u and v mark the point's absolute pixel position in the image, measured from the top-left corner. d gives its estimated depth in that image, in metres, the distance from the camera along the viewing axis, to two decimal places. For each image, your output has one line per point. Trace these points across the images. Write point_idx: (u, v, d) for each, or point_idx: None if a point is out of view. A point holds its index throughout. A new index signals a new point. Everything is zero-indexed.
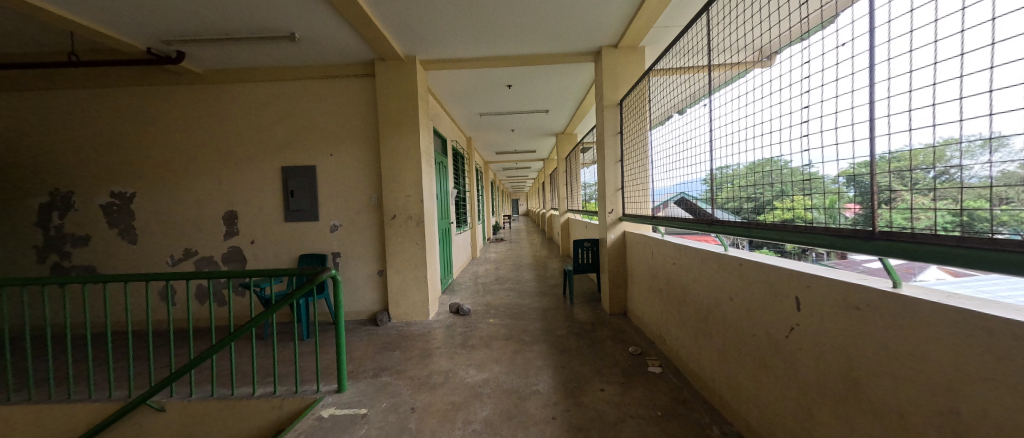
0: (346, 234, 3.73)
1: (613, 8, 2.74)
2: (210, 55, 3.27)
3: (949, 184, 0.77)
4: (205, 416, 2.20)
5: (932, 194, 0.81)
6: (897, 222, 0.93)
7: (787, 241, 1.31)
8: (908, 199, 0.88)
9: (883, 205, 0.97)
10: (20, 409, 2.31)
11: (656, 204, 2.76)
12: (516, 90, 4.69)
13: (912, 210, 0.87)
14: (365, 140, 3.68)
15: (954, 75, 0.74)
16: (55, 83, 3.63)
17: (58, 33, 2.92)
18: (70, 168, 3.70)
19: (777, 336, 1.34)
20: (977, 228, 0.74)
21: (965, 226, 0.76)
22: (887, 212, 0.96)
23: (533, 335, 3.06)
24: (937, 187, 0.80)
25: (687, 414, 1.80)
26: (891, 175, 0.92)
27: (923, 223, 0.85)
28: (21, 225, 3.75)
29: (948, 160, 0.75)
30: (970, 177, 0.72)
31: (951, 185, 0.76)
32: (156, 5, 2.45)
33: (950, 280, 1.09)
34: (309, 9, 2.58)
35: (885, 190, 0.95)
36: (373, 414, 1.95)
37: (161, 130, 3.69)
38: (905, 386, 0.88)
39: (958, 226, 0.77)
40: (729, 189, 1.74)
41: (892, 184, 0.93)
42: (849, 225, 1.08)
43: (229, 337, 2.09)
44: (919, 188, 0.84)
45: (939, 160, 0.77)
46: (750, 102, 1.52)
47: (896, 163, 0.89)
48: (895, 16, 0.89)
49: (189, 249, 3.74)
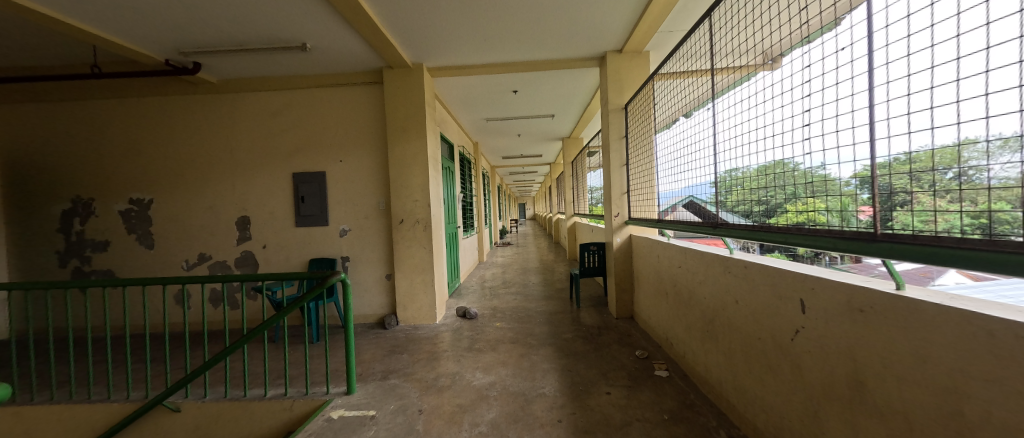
0: (355, 239, 3.79)
1: (617, 14, 2.78)
2: (226, 66, 3.39)
3: (963, 187, 0.75)
4: (218, 416, 2.26)
5: (948, 195, 0.80)
6: (910, 224, 0.90)
7: (798, 245, 1.30)
8: (927, 202, 0.85)
9: (897, 207, 0.94)
10: (43, 408, 2.40)
11: (662, 208, 2.75)
12: (522, 95, 4.75)
13: (931, 212, 0.84)
14: (373, 146, 3.76)
15: (950, 79, 0.75)
16: (78, 95, 3.78)
17: (82, 47, 3.06)
18: (92, 176, 3.85)
19: (783, 339, 1.34)
20: (1000, 231, 0.72)
21: (986, 229, 0.74)
22: (899, 214, 0.93)
23: (539, 339, 3.07)
24: (956, 189, 0.77)
25: (694, 417, 1.79)
26: (902, 177, 0.89)
27: (940, 227, 0.83)
28: (44, 231, 3.89)
29: (964, 161, 0.74)
30: (987, 179, 0.71)
31: (967, 188, 0.75)
32: (175, 18, 2.55)
33: (968, 285, 1.09)
34: (320, 20, 2.67)
35: (900, 192, 0.91)
36: (383, 416, 1.98)
37: (177, 138, 3.81)
38: (908, 387, 0.88)
39: (978, 229, 0.76)
40: (738, 192, 1.71)
41: (906, 185, 0.89)
42: (862, 229, 1.05)
43: (243, 339, 2.13)
44: (936, 190, 0.81)
45: (954, 162, 0.75)
46: (753, 106, 1.54)
47: (905, 166, 0.87)
48: (890, 21, 0.91)
49: (204, 254, 3.84)
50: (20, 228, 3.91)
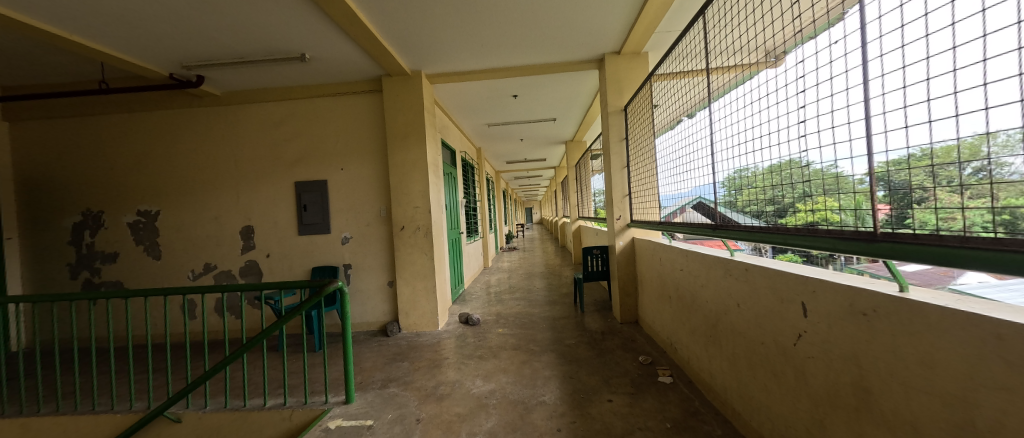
0: (357, 246, 3.80)
1: (613, 17, 2.78)
2: (229, 78, 3.46)
3: (986, 181, 0.68)
4: (219, 428, 2.26)
5: (967, 191, 0.72)
6: (928, 222, 0.83)
7: (814, 247, 1.22)
8: (939, 197, 0.78)
9: (913, 205, 0.87)
10: (48, 419, 2.42)
11: (667, 211, 2.69)
12: (523, 99, 4.77)
13: (945, 209, 0.78)
14: (374, 153, 3.78)
15: (947, 70, 0.72)
16: (87, 110, 3.88)
17: (90, 63, 3.15)
18: (101, 189, 3.93)
19: (786, 344, 1.30)
20: (1019, 228, 0.66)
21: (1008, 225, 0.66)
22: (917, 211, 0.86)
23: (541, 345, 3.03)
24: (972, 184, 0.70)
25: (698, 426, 1.74)
26: (910, 172, 0.84)
27: (958, 224, 0.76)
28: (56, 244, 3.97)
29: (986, 155, 0.66)
30: (1009, 174, 0.63)
31: (989, 182, 0.67)
32: (174, 32, 2.60)
33: (994, 283, 1.02)
34: (317, 31, 2.70)
35: (917, 189, 0.84)
36: (379, 425, 1.96)
37: (182, 149, 3.88)
38: (915, 394, 0.84)
39: (999, 226, 0.68)
40: (748, 192, 1.61)
41: (920, 182, 0.82)
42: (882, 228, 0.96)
43: (241, 349, 2.10)
44: (952, 186, 0.74)
45: (975, 156, 0.68)
46: (750, 103, 1.52)
47: (915, 164, 0.82)
48: (885, 11, 0.87)
49: (209, 264, 3.88)
50: (32, 240, 4.00)
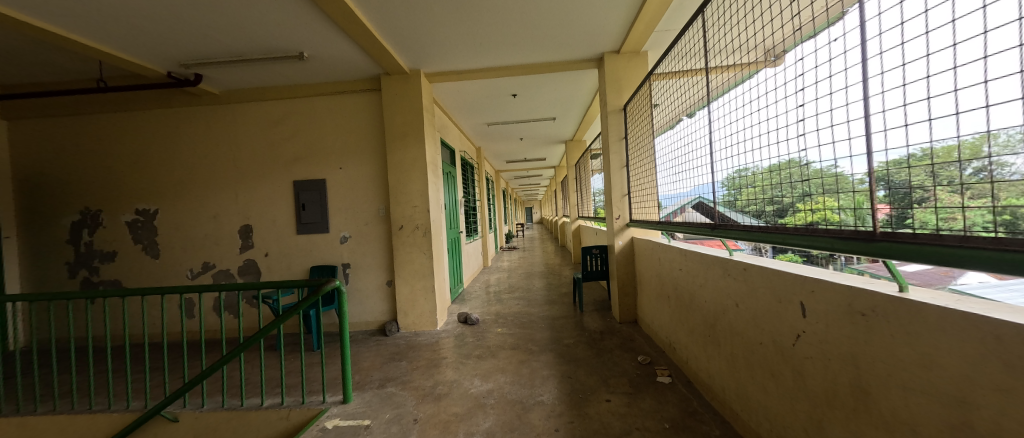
0: (356, 245, 3.79)
1: (613, 15, 2.77)
2: (228, 77, 3.45)
3: (986, 181, 0.67)
4: (216, 427, 2.25)
5: (968, 190, 0.71)
6: (928, 222, 0.83)
7: (814, 247, 1.21)
8: (938, 197, 0.78)
9: (913, 205, 0.86)
10: (45, 418, 2.41)
11: (666, 211, 2.68)
12: (522, 99, 4.76)
13: (945, 209, 0.77)
14: (373, 152, 3.77)
15: (946, 68, 0.71)
16: (85, 108, 3.86)
17: (88, 62, 3.14)
18: (99, 188, 3.92)
19: (784, 344, 1.29)
20: (1020, 228, 0.65)
21: (1009, 225, 0.66)
22: (917, 211, 0.85)
23: (540, 344, 3.02)
24: (972, 184, 0.70)
25: (696, 426, 1.73)
26: (909, 172, 0.83)
27: (957, 223, 0.76)
28: (54, 243, 3.95)
29: (987, 155, 0.66)
30: (1009, 174, 0.63)
31: (990, 182, 0.67)
32: (171, 31, 2.58)
33: (993, 283, 1.01)
34: (315, 29, 2.69)
35: (916, 188, 0.83)
36: (377, 425, 1.95)
37: (180, 148, 3.86)
38: (913, 395, 0.83)
39: (999, 226, 0.67)
40: (748, 192, 1.60)
41: (920, 181, 0.82)
42: (881, 228, 0.96)
43: (239, 348, 2.08)
44: (952, 186, 0.73)
45: (976, 156, 0.67)
46: (749, 103, 1.51)
47: (914, 164, 0.82)
48: (885, 9, 0.86)
49: (207, 263, 3.87)
50: (31, 239, 3.99)
